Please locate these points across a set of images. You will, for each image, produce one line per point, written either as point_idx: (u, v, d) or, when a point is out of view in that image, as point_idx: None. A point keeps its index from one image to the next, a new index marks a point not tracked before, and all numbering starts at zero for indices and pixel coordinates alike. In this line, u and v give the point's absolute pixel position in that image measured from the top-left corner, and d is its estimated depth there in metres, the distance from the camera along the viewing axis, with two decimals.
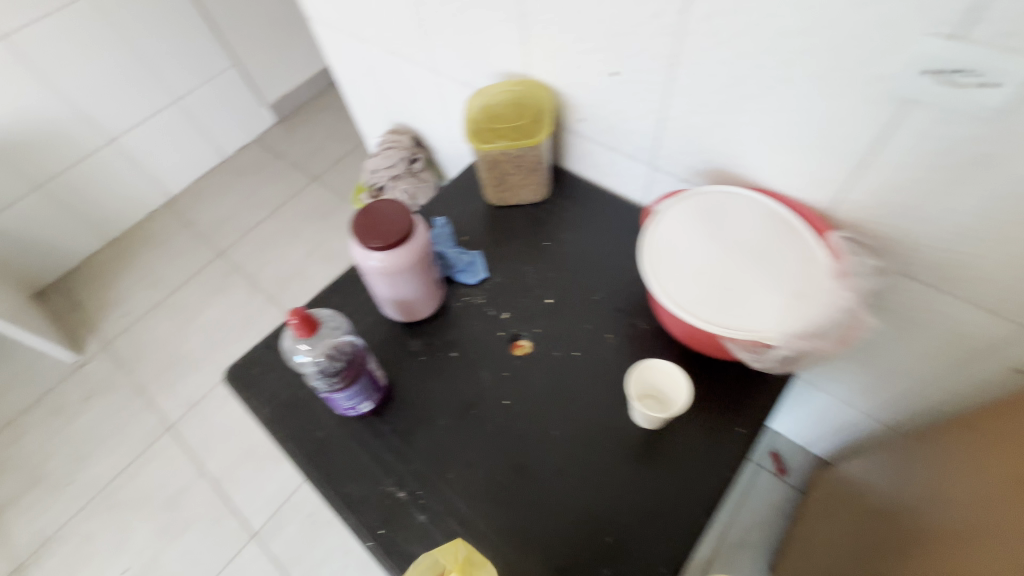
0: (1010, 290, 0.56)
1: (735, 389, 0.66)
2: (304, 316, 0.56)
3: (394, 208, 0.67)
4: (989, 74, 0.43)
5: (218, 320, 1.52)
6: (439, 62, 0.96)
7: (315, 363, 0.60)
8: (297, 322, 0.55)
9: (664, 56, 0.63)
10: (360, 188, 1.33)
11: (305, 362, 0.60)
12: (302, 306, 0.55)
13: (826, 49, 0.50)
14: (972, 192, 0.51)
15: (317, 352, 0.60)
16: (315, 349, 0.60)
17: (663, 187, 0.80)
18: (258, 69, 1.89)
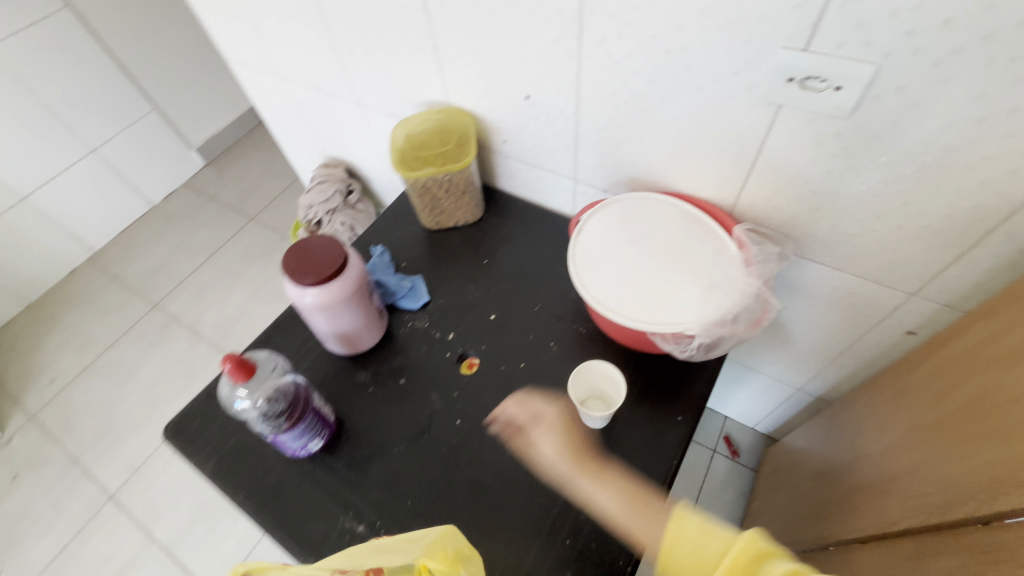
0: (890, 262, 0.63)
1: (671, 381, 0.70)
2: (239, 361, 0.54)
3: (324, 242, 0.68)
4: (834, 79, 0.50)
5: (157, 375, 1.44)
6: (363, 95, 0.98)
7: (256, 407, 0.59)
8: (231, 368, 0.53)
9: (569, 79, 0.68)
10: (298, 224, 1.31)
11: (246, 407, 0.59)
12: (235, 352, 0.53)
13: (704, 65, 0.56)
14: (843, 180, 0.58)
15: (256, 396, 0.59)
16: (254, 394, 0.59)
17: (588, 197, 0.84)
18: (181, 112, 1.84)
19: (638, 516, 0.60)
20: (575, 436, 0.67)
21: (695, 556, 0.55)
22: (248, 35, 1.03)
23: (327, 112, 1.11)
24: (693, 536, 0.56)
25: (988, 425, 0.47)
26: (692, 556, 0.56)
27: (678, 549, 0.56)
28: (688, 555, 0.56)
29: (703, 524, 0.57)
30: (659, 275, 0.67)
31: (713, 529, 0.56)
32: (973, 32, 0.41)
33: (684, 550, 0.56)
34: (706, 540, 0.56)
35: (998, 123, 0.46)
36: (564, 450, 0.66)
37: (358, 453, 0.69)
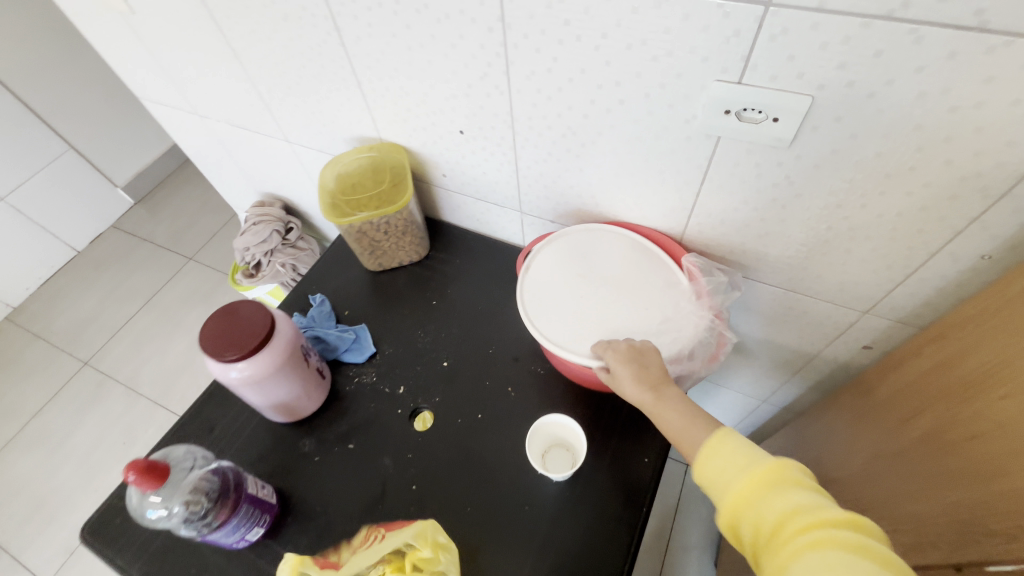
0: (843, 283, 0.61)
1: (634, 421, 0.67)
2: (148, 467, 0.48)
3: (245, 309, 0.61)
4: (771, 112, 0.47)
5: (93, 440, 1.32)
6: (290, 132, 0.91)
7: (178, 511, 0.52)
8: (137, 479, 0.46)
9: (502, 113, 0.64)
10: (236, 266, 1.22)
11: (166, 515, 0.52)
12: (140, 458, 0.47)
13: (639, 99, 0.53)
14: (789, 206, 0.56)
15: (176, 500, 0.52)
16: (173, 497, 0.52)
17: (536, 228, 0.81)
18: (102, 150, 1.71)
19: (692, 430, 0.50)
20: (636, 356, 0.56)
21: (721, 473, 0.46)
22: (157, 73, 0.94)
23: (255, 149, 1.03)
24: (729, 453, 0.46)
25: (953, 460, 0.45)
26: (719, 475, 0.46)
27: (706, 465, 0.47)
28: (714, 471, 0.47)
29: (742, 443, 0.47)
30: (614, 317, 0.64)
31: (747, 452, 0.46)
32: (905, 64, 0.40)
33: (710, 465, 0.47)
34: (737, 460, 0.46)
35: (936, 151, 0.44)
36: (636, 377, 0.55)
37: (307, 534, 0.63)
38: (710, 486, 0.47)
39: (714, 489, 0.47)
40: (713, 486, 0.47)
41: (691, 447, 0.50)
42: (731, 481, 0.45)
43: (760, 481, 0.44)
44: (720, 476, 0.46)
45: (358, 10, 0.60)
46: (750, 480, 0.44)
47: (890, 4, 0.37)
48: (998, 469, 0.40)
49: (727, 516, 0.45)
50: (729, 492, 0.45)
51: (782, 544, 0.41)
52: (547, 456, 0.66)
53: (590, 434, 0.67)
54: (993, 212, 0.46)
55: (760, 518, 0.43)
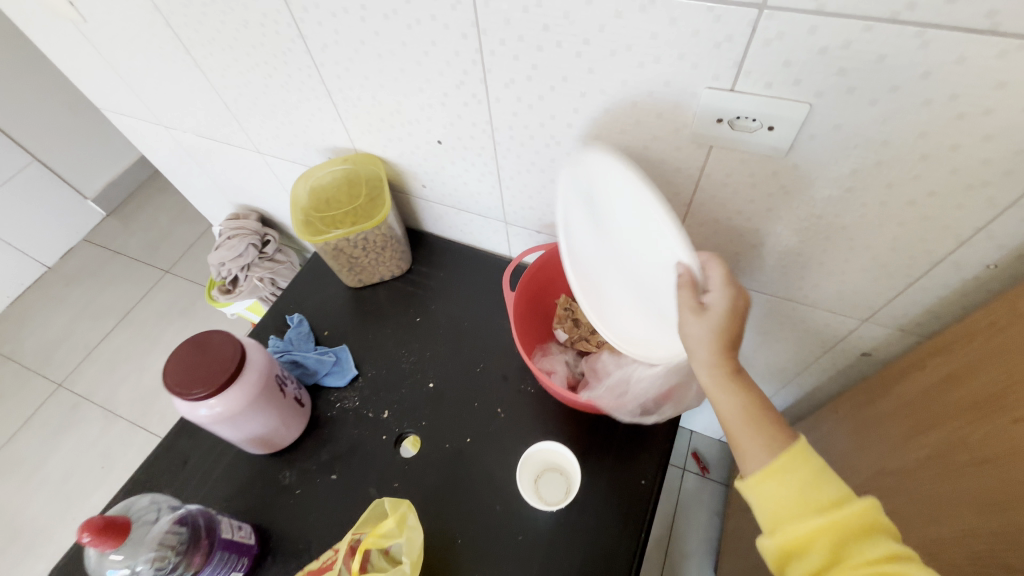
0: (843, 292, 0.59)
1: (629, 440, 0.64)
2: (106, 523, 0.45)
3: (213, 340, 0.57)
4: (767, 120, 0.44)
5: (70, 465, 1.27)
6: (260, 143, 0.87)
7: None
8: (93, 538, 0.43)
9: (481, 123, 0.60)
10: (212, 282, 1.17)
11: None
12: (94, 515, 0.44)
13: (625, 107, 0.50)
14: (786, 216, 0.53)
15: None
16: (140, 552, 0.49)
17: (522, 238, 0.77)
18: (69, 161, 1.64)
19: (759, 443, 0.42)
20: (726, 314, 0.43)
21: (794, 493, 0.40)
22: (116, 84, 0.89)
23: (225, 160, 0.99)
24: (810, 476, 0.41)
25: (965, 483, 0.43)
26: (793, 494, 0.40)
27: (775, 482, 0.41)
28: (787, 490, 0.41)
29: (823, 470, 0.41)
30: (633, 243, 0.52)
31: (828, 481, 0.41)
32: (908, 70, 0.37)
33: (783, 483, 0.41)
34: (817, 487, 0.40)
35: (940, 160, 0.42)
36: (710, 342, 0.43)
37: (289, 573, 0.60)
38: (771, 500, 0.41)
39: (772, 505, 0.41)
40: (776, 503, 0.41)
41: (750, 449, 0.43)
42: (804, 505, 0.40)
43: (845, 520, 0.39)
44: (792, 497, 0.40)
45: (323, 17, 0.56)
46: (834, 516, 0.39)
47: (895, 6, 0.34)
48: (1014, 498, 0.38)
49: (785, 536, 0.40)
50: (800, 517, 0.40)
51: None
52: (538, 481, 0.63)
53: (584, 456, 0.64)
54: (1000, 221, 0.44)
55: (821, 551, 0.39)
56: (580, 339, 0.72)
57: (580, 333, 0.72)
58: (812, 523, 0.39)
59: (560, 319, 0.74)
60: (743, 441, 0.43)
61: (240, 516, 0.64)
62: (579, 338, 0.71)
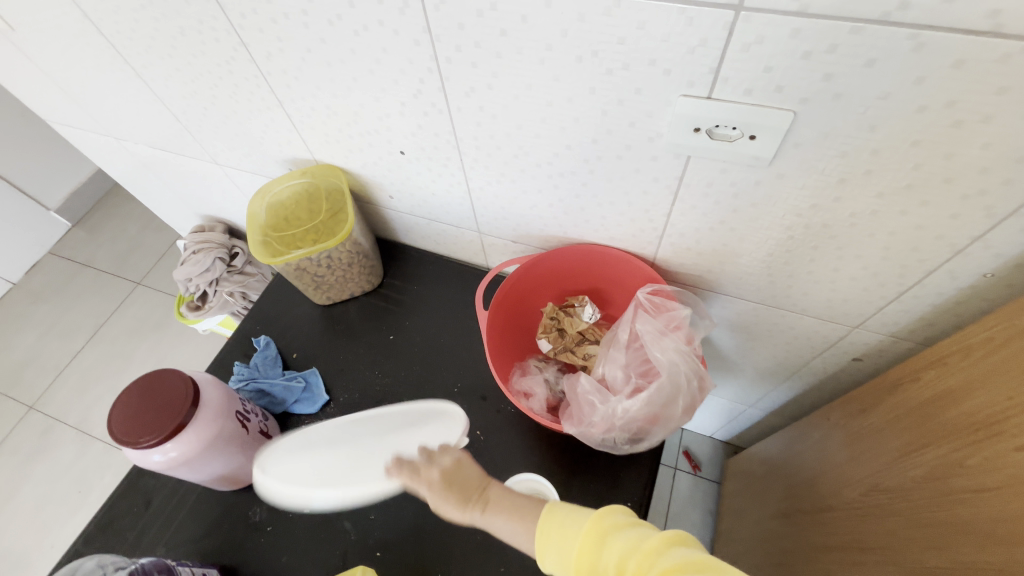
0: (834, 300, 0.55)
1: (612, 460, 0.61)
2: None
3: (161, 381, 0.53)
4: (747, 128, 0.41)
5: (46, 490, 1.23)
6: (217, 154, 0.81)
7: None
8: None
9: (444, 133, 0.56)
10: (181, 297, 1.12)
11: None
12: None
13: (594, 115, 0.46)
14: (773, 225, 0.49)
15: None
16: None
17: (497, 247, 0.73)
18: (28, 171, 1.56)
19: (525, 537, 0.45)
20: (435, 476, 0.49)
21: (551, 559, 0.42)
22: (57, 95, 0.83)
23: (182, 172, 0.93)
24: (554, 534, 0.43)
25: (963, 512, 0.41)
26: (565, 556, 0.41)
27: (548, 553, 0.42)
28: (565, 556, 0.41)
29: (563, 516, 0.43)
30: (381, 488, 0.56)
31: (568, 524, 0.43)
32: (900, 75, 0.33)
33: (552, 550, 0.42)
34: (565, 535, 0.42)
35: (935, 169, 0.38)
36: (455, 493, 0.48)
37: None
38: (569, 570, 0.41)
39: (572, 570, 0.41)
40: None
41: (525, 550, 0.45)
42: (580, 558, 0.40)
43: (589, 539, 0.40)
44: (564, 549, 0.42)
45: (262, 23, 0.51)
46: (578, 544, 0.41)
47: (885, 6, 0.31)
48: (1016, 534, 0.36)
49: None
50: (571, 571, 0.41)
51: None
52: None
53: (566, 481, 0.61)
54: (998, 231, 0.41)
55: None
56: (563, 351, 0.69)
57: (564, 344, 0.69)
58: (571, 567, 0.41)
59: (546, 329, 0.70)
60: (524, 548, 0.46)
61: (207, 557, 0.60)
62: (564, 349, 0.69)
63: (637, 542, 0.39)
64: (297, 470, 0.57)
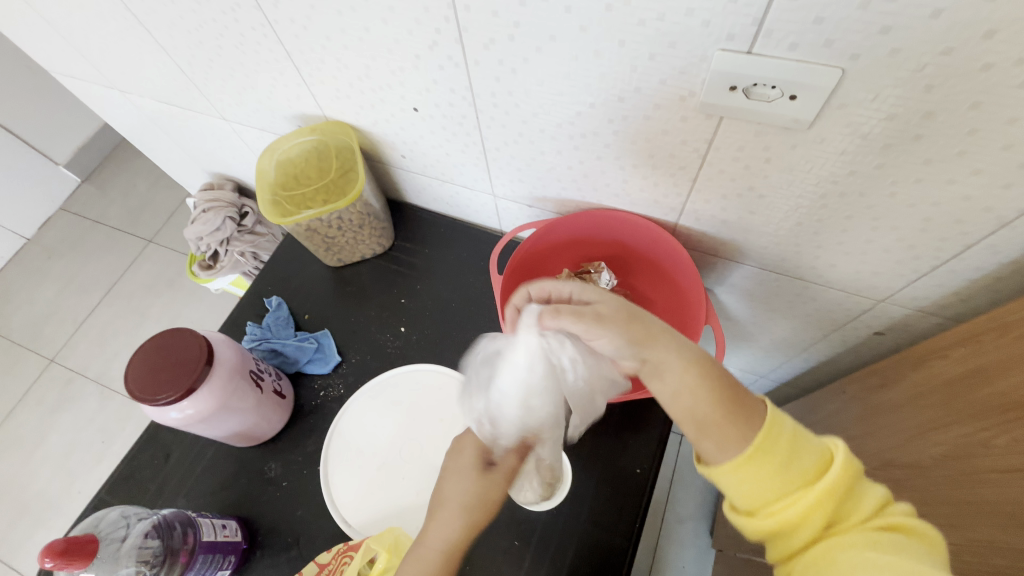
0: (862, 272, 0.53)
1: (625, 428, 0.61)
2: (68, 545, 0.45)
3: (174, 340, 0.53)
4: (789, 87, 0.38)
5: (70, 441, 1.28)
6: (223, 109, 0.79)
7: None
8: (56, 560, 0.43)
9: (461, 89, 0.53)
10: (193, 256, 1.12)
11: None
12: (58, 538, 0.44)
13: (622, 71, 0.43)
14: (806, 192, 0.47)
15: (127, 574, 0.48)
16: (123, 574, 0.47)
17: (512, 211, 0.71)
18: (36, 124, 1.54)
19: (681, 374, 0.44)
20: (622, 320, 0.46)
21: (781, 480, 0.40)
22: (57, 44, 0.80)
23: (189, 127, 0.91)
24: (802, 450, 0.40)
25: (986, 490, 0.41)
26: (776, 478, 0.40)
27: (769, 454, 0.40)
28: (771, 470, 0.40)
29: (801, 431, 0.41)
30: None
31: (800, 449, 0.40)
32: (968, 28, 0.31)
33: (768, 465, 0.40)
34: (797, 458, 0.40)
35: (992, 134, 0.36)
36: (670, 342, 0.46)
37: (279, 568, 0.59)
38: (759, 485, 0.40)
39: (759, 494, 0.40)
40: (745, 481, 0.41)
41: (716, 429, 0.42)
42: (770, 490, 0.40)
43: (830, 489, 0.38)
44: (773, 482, 0.40)
45: None
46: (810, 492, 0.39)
47: None
48: None
49: (782, 521, 0.39)
50: (747, 488, 0.41)
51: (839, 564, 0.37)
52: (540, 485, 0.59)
53: (576, 446, 0.61)
54: None
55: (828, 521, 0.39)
56: None
57: None
58: (787, 496, 0.39)
59: None
60: (708, 429, 0.43)
61: (226, 508, 0.62)
62: None
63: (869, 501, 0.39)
64: (369, 485, 0.62)
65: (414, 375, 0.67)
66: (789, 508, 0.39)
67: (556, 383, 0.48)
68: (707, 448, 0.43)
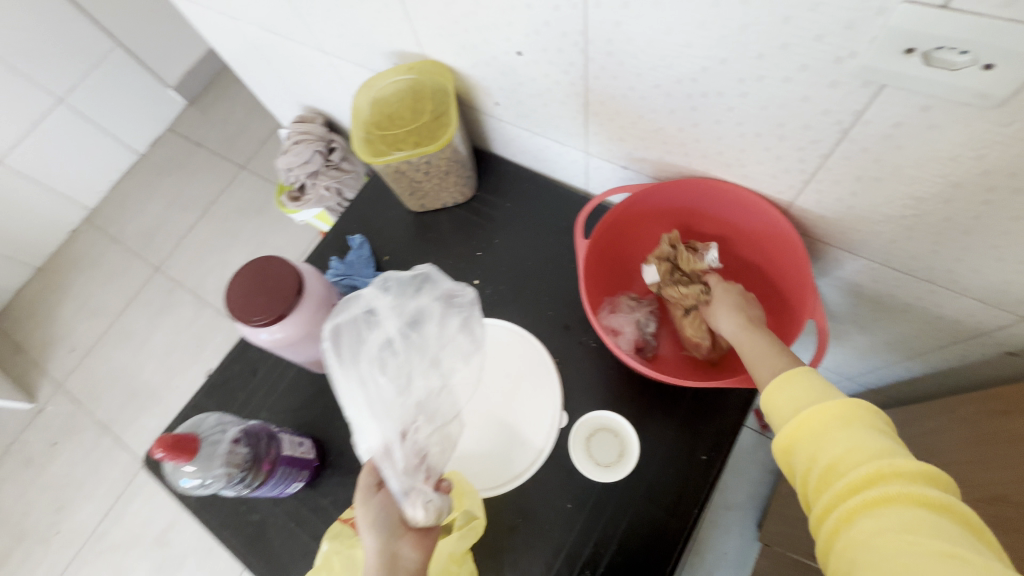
0: (1012, 284, 0.46)
1: (697, 410, 0.59)
2: (177, 440, 0.50)
3: (271, 267, 0.56)
4: (986, 52, 0.31)
5: (170, 343, 1.43)
6: (323, 41, 0.78)
7: (225, 480, 0.54)
8: (166, 452, 0.49)
9: (574, 32, 0.49)
10: (282, 187, 1.17)
11: (209, 484, 0.53)
12: (168, 433, 0.50)
13: (768, 23, 0.37)
14: (968, 182, 0.40)
15: (219, 474, 0.53)
16: (215, 474, 0.53)
17: (602, 172, 0.67)
18: (150, 46, 1.64)
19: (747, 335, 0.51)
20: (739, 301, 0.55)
21: (789, 404, 0.42)
22: None
23: (288, 58, 0.92)
24: (813, 387, 0.42)
25: None
26: (788, 401, 0.42)
27: (780, 390, 0.44)
28: (783, 394, 0.43)
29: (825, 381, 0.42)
30: (523, 429, 0.62)
31: (820, 387, 0.42)
32: None
33: (784, 390, 0.43)
34: (808, 390, 0.42)
35: None
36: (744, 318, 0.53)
37: (346, 488, 0.63)
38: (775, 409, 0.43)
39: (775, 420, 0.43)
40: (772, 406, 0.44)
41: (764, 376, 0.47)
42: (783, 414, 0.42)
43: (826, 417, 0.39)
44: (786, 405, 0.42)
45: None
46: (808, 415, 0.40)
47: None
48: None
49: (786, 444, 0.41)
50: (775, 416, 0.43)
51: (845, 524, 0.35)
52: (603, 453, 0.59)
53: (642, 423, 0.59)
54: None
55: (819, 452, 0.39)
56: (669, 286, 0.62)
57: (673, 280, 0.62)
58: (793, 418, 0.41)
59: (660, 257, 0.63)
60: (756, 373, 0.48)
61: (303, 427, 0.67)
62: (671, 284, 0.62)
63: (872, 447, 0.36)
64: None
65: (486, 329, 0.67)
66: (789, 428, 0.41)
67: (386, 352, 0.54)
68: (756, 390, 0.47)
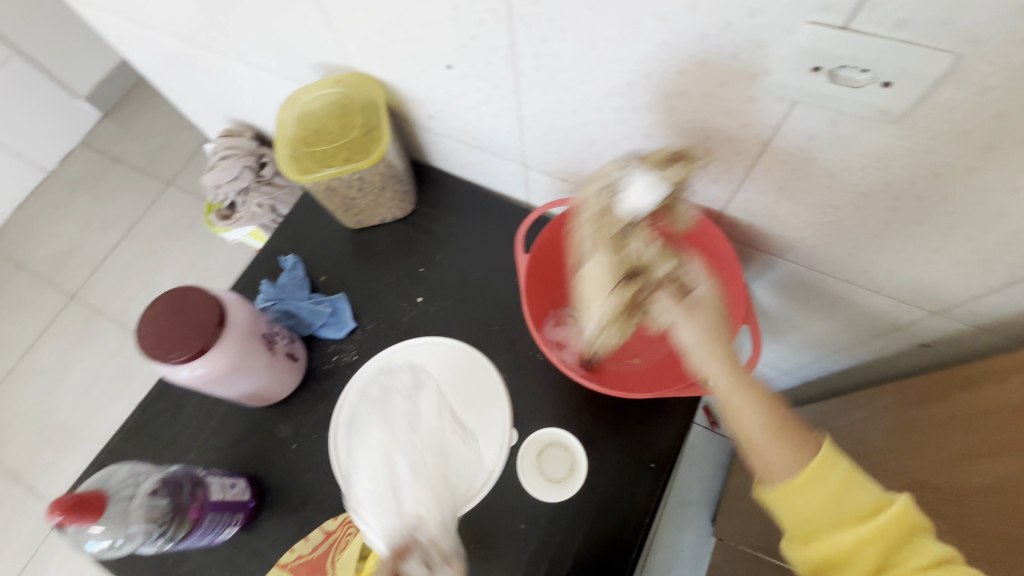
0: (921, 282, 0.49)
1: (644, 419, 0.59)
2: (79, 500, 0.45)
3: (187, 298, 0.51)
4: (883, 71, 0.33)
5: (90, 376, 1.31)
6: (243, 52, 0.74)
7: (142, 536, 0.49)
8: (65, 516, 0.44)
9: (501, 47, 0.48)
10: (210, 205, 1.11)
11: (123, 543, 0.48)
12: (67, 493, 0.45)
13: (685, 41, 0.38)
14: (877, 190, 0.42)
15: (134, 531, 0.48)
16: (130, 532, 0.48)
17: (541, 184, 0.67)
18: (55, 53, 1.50)
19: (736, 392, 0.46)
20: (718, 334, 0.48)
21: (836, 513, 0.42)
22: None
23: (207, 69, 0.86)
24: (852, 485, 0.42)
25: None
26: (822, 508, 0.42)
27: (818, 484, 0.42)
28: (815, 501, 0.42)
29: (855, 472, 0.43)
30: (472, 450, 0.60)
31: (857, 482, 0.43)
32: None
33: (821, 491, 0.42)
34: (853, 492, 0.42)
35: None
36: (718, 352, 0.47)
37: (286, 528, 0.59)
38: (802, 515, 0.43)
39: (806, 523, 0.43)
40: (805, 509, 0.43)
41: (771, 456, 0.44)
42: (823, 521, 0.42)
43: (885, 529, 0.41)
44: (822, 511, 0.42)
45: None
46: (869, 530, 0.41)
47: None
48: None
49: (834, 554, 0.42)
50: (808, 520, 0.43)
51: None
52: (556, 470, 0.58)
53: (592, 435, 0.59)
54: None
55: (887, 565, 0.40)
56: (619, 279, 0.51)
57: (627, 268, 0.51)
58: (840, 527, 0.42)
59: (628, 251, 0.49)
60: (760, 449, 0.45)
61: (236, 466, 0.62)
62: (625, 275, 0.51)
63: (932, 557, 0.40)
64: None
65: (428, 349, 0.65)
66: (846, 539, 0.41)
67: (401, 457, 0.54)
68: (760, 465, 0.45)
